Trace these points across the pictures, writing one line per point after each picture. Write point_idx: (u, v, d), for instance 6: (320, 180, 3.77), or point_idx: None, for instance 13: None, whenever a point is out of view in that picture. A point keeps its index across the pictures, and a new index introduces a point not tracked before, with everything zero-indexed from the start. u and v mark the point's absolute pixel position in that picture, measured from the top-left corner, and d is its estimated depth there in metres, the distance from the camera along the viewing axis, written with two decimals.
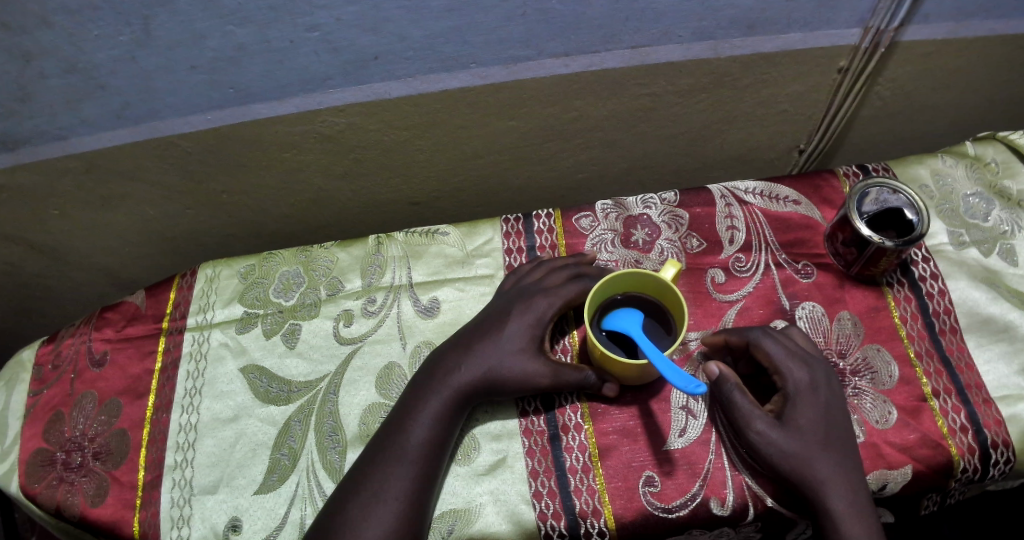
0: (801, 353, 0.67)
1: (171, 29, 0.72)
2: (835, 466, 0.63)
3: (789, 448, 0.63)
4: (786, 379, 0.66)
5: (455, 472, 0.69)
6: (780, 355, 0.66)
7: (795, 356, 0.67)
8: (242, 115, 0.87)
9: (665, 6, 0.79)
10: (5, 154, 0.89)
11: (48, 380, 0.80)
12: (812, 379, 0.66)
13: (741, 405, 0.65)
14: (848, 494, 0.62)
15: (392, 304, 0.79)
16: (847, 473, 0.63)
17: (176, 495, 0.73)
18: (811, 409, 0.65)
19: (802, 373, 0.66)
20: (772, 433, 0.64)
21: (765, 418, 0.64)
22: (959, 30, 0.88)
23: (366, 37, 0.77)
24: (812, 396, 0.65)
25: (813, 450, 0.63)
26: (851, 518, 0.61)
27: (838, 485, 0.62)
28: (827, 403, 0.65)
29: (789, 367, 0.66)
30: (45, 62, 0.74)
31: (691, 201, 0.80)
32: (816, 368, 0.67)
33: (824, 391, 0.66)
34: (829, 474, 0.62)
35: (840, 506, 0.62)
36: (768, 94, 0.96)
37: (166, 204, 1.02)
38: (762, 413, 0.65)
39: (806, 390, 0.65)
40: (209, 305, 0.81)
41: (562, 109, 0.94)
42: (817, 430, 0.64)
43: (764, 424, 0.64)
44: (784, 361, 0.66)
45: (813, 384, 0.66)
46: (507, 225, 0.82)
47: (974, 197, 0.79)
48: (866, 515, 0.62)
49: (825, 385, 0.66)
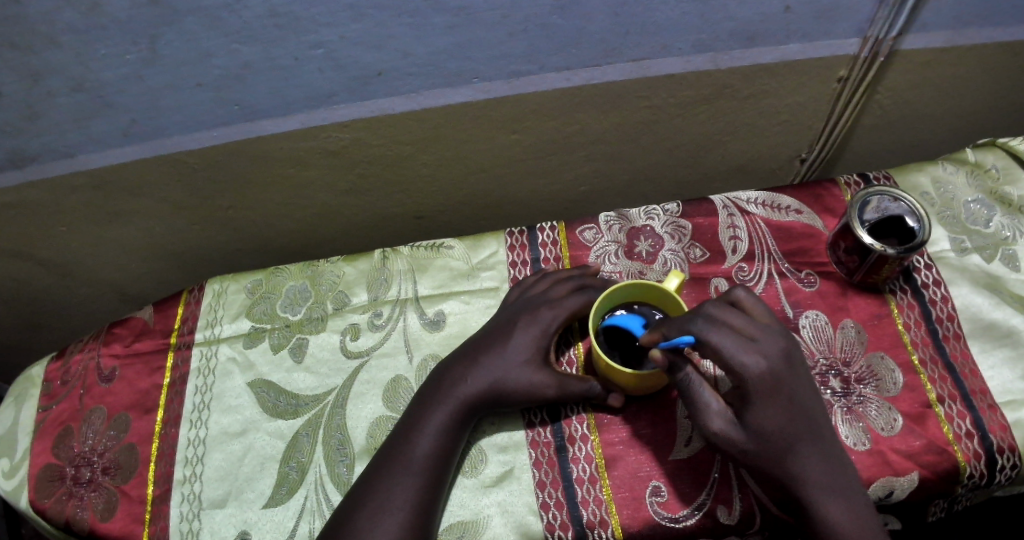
0: (758, 340, 0.60)
1: (178, 47, 0.73)
2: (805, 449, 0.61)
3: (749, 442, 0.61)
4: (738, 374, 0.59)
5: (461, 484, 0.70)
6: (728, 346, 0.59)
7: (745, 344, 0.59)
8: (249, 132, 0.88)
9: (665, 19, 0.80)
10: (14, 172, 0.90)
11: (58, 396, 0.81)
12: (769, 367, 0.59)
13: (703, 397, 0.63)
14: (823, 479, 0.61)
15: (398, 317, 0.79)
16: (820, 451, 0.61)
17: (186, 509, 0.73)
18: (769, 402, 0.60)
19: (757, 366, 0.59)
20: (730, 430, 0.62)
21: (721, 414, 0.62)
22: (957, 38, 0.88)
23: (370, 54, 0.78)
24: (768, 387, 0.59)
25: (777, 441, 0.61)
26: (828, 502, 0.60)
27: (812, 470, 0.61)
28: (788, 390, 0.60)
29: (742, 361, 0.59)
30: (54, 81, 0.75)
31: (694, 211, 0.81)
32: (774, 355, 0.60)
33: (787, 376, 0.60)
34: (802, 455, 0.61)
35: (815, 492, 0.60)
36: (769, 104, 0.97)
37: (173, 219, 1.03)
38: (722, 407, 0.62)
39: (761, 384, 0.59)
40: (217, 320, 0.82)
41: (565, 122, 0.95)
42: (781, 421, 0.60)
43: (722, 422, 0.62)
44: (734, 355, 0.58)
45: (771, 374, 0.59)
46: (511, 239, 0.83)
47: (975, 203, 0.79)
48: (846, 496, 0.61)
49: (785, 372, 0.60)
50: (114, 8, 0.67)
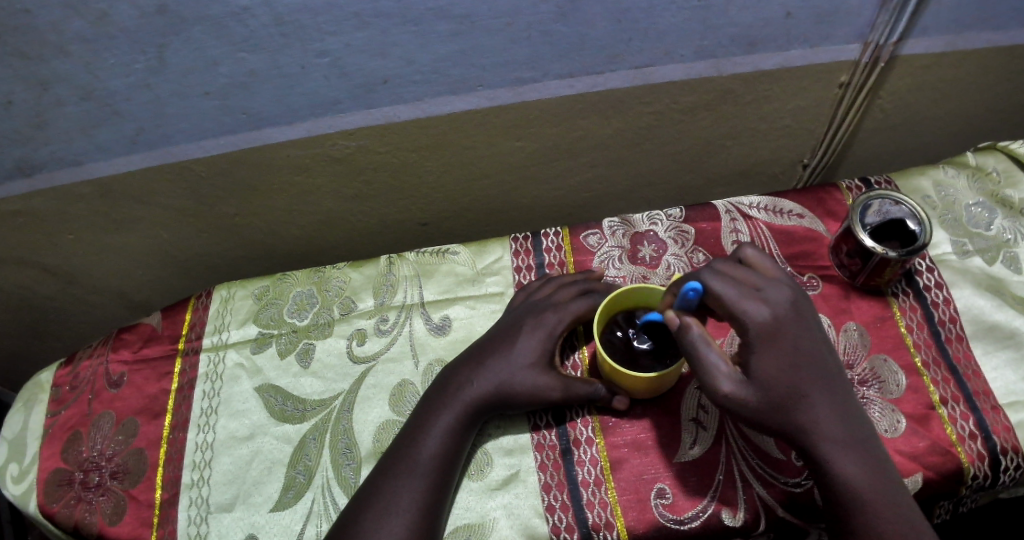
0: (762, 290, 0.63)
1: (185, 56, 0.74)
2: (815, 399, 0.61)
3: (757, 395, 0.60)
4: (741, 321, 0.61)
5: (468, 487, 0.70)
6: (730, 295, 0.61)
7: (748, 293, 0.62)
8: (254, 140, 0.89)
9: (666, 26, 0.81)
10: (22, 180, 0.91)
11: (66, 401, 0.82)
12: (771, 314, 0.62)
13: (709, 362, 0.61)
14: (835, 430, 0.61)
15: (404, 322, 0.80)
16: (831, 400, 0.62)
17: (194, 513, 0.74)
18: (774, 350, 0.61)
19: (758, 313, 0.61)
20: (739, 389, 0.60)
21: (730, 376, 0.60)
22: (957, 43, 0.89)
23: (374, 62, 0.79)
24: (772, 334, 0.61)
25: (785, 392, 0.61)
26: (841, 454, 0.60)
27: (822, 421, 0.61)
28: (793, 338, 0.62)
29: (746, 307, 0.61)
30: (62, 89, 0.77)
31: (697, 216, 0.82)
32: (778, 303, 0.62)
33: (791, 323, 0.62)
34: (812, 405, 0.61)
35: (826, 444, 0.60)
36: (770, 110, 0.98)
37: (179, 226, 1.04)
38: (731, 369, 0.61)
39: (764, 331, 0.61)
40: (224, 325, 0.82)
41: (566, 129, 0.96)
42: (783, 370, 0.61)
43: (732, 383, 0.60)
44: (736, 303, 0.61)
45: (773, 320, 0.61)
46: (516, 244, 0.83)
47: (977, 206, 0.80)
48: (859, 449, 0.61)
49: (789, 319, 0.62)
50: (122, 17, 0.69)
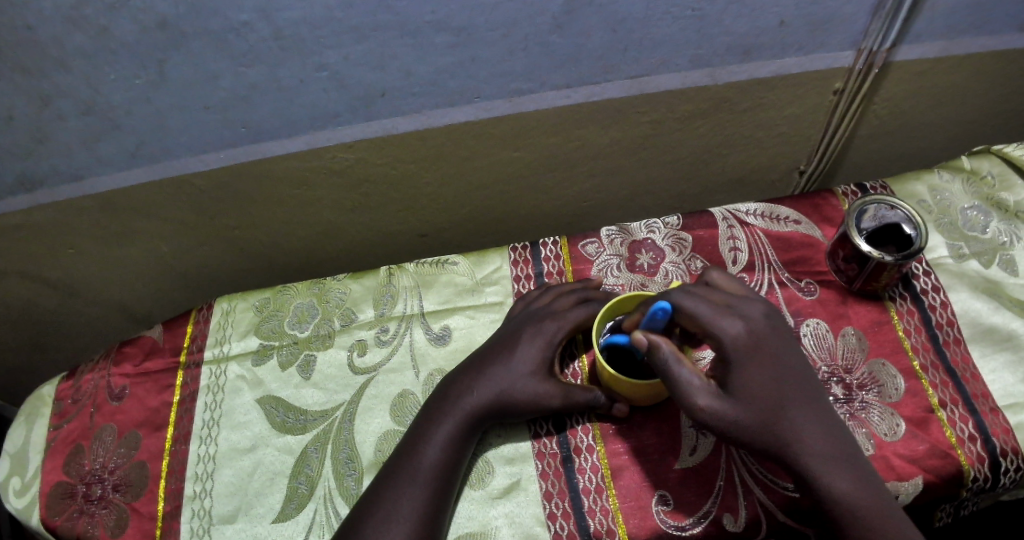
0: (736, 309, 0.64)
1: (184, 70, 0.75)
2: (799, 413, 0.61)
3: (740, 410, 0.60)
4: (717, 337, 0.62)
5: (469, 496, 0.70)
6: (704, 312, 0.62)
7: (721, 309, 0.63)
8: (255, 153, 0.90)
9: (661, 35, 0.81)
10: (24, 195, 0.92)
11: (68, 414, 0.82)
12: (749, 330, 0.62)
13: (683, 379, 0.60)
14: (825, 447, 0.60)
15: (404, 333, 0.80)
16: (817, 415, 0.61)
17: (196, 525, 0.74)
18: (754, 364, 0.61)
19: (733, 329, 0.62)
20: (718, 403, 0.60)
21: (705, 390, 0.60)
22: (951, 48, 0.90)
23: (373, 75, 0.80)
24: (751, 347, 0.62)
25: (769, 405, 0.60)
26: (831, 470, 0.59)
27: (810, 437, 0.60)
28: (771, 352, 0.62)
29: (720, 323, 0.62)
30: (64, 104, 0.78)
31: (694, 224, 0.83)
32: (754, 320, 0.63)
33: (769, 339, 0.63)
34: (799, 421, 0.60)
35: (815, 458, 0.60)
36: (766, 117, 0.99)
37: (180, 240, 1.05)
38: (704, 383, 0.61)
39: (742, 346, 0.61)
40: (225, 337, 0.83)
41: (564, 138, 0.96)
42: (765, 383, 0.61)
43: (707, 398, 0.60)
44: (710, 320, 0.62)
45: (749, 335, 0.62)
46: (515, 254, 0.84)
47: (972, 210, 0.80)
48: (848, 464, 0.60)
49: (765, 334, 0.63)
50: (122, 32, 0.70)
